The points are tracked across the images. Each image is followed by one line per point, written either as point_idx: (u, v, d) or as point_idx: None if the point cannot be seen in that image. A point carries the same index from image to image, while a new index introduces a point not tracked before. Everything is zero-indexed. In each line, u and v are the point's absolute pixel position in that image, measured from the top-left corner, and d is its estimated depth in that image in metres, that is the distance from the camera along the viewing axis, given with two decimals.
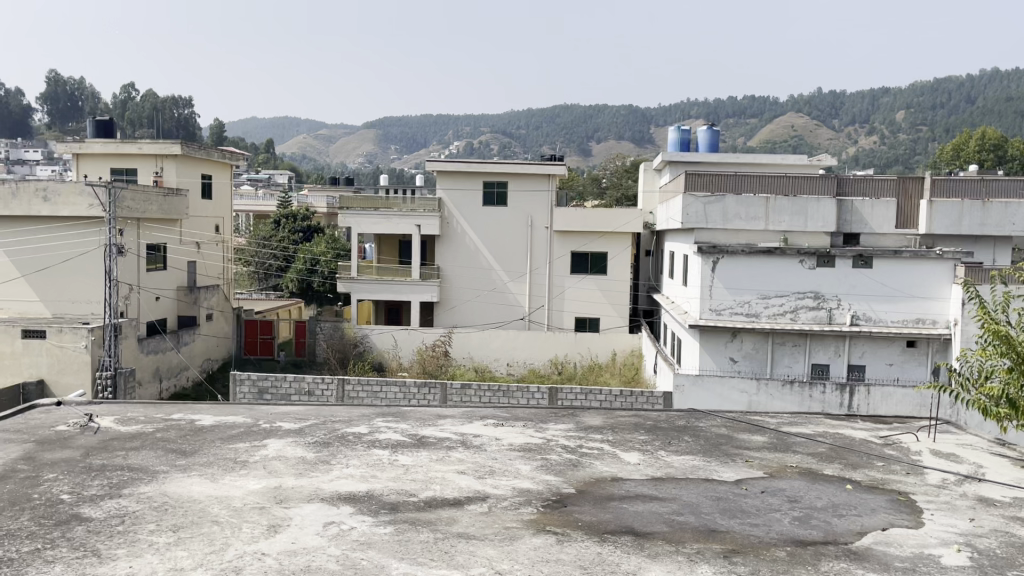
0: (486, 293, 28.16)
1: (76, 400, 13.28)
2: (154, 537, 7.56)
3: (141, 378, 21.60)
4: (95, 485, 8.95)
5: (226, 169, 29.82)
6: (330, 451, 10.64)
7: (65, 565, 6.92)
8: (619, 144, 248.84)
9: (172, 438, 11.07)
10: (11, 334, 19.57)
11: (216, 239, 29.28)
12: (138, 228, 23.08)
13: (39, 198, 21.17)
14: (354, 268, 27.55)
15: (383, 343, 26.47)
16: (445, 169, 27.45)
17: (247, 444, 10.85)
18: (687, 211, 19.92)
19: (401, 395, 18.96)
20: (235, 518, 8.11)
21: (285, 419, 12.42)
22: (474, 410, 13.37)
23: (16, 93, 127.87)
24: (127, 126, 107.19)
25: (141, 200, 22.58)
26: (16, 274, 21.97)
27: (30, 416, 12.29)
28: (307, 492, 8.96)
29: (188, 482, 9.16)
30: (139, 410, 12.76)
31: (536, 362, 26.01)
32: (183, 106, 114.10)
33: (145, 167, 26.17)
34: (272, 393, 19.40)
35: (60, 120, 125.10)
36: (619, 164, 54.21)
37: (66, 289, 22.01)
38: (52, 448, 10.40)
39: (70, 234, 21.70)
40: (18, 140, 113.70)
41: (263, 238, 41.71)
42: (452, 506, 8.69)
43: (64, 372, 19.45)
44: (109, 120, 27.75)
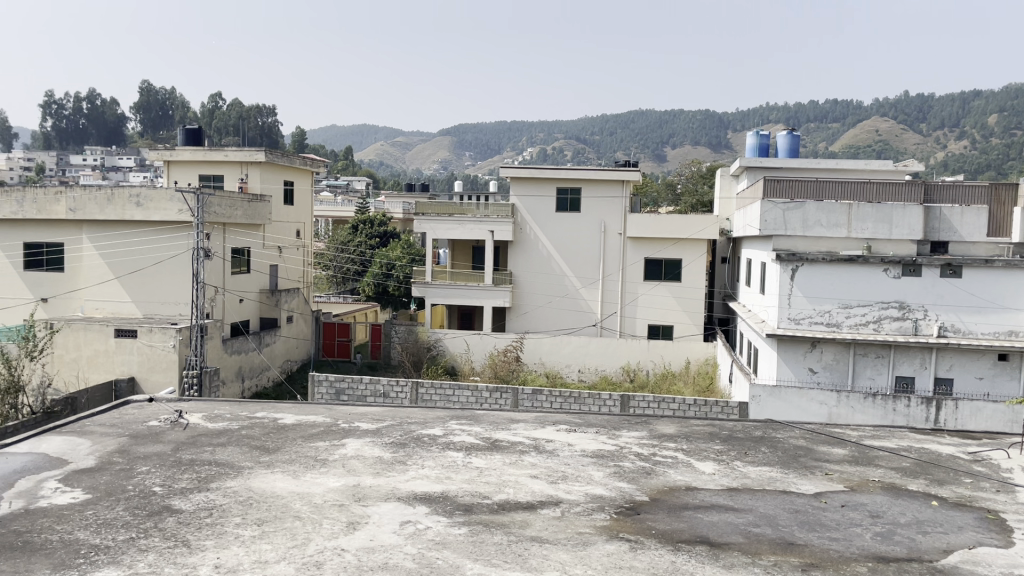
0: (559, 299, 28.18)
1: (167, 396, 13.90)
2: (240, 530, 7.87)
3: (225, 377, 22.44)
4: (184, 479, 9.35)
5: (308, 176, 30.73)
6: (406, 452, 10.85)
7: (157, 554, 7.25)
8: (694, 150, 245.39)
9: (256, 435, 11.48)
10: (105, 332, 20.54)
11: (298, 244, 30.16)
12: (224, 233, 23.99)
13: (132, 203, 22.34)
14: (428, 273, 27.85)
15: (456, 346, 26.81)
16: (518, 175, 27.60)
17: (327, 443, 11.16)
18: (765, 218, 19.53)
19: (474, 399, 19.08)
20: (316, 515, 8.36)
21: (363, 419, 12.73)
22: (547, 416, 13.42)
23: (110, 103, 134.09)
24: (213, 134, 110.93)
25: (227, 206, 23.48)
26: (110, 276, 23.02)
27: (124, 411, 12.91)
28: (384, 491, 9.18)
29: (271, 478, 9.49)
30: (226, 408, 13.26)
31: (608, 369, 25.88)
32: (267, 115, 117.63)
33: (231, 174, 27.16)
34: (349, 394, 19.83)
35: (152, 128, 130.60)
36: (693, 170, 53.39)
37: (156, 291, 22.96)
38: (145, 443, 10.90)
39: (161, 238, 22.74)
40: (113, 150, 119.33)
41: (340, 244, 42.76)
42: (525, 509, 8.77)
43: (153, 370, 20.35)
44: (198, 129, 28.86)
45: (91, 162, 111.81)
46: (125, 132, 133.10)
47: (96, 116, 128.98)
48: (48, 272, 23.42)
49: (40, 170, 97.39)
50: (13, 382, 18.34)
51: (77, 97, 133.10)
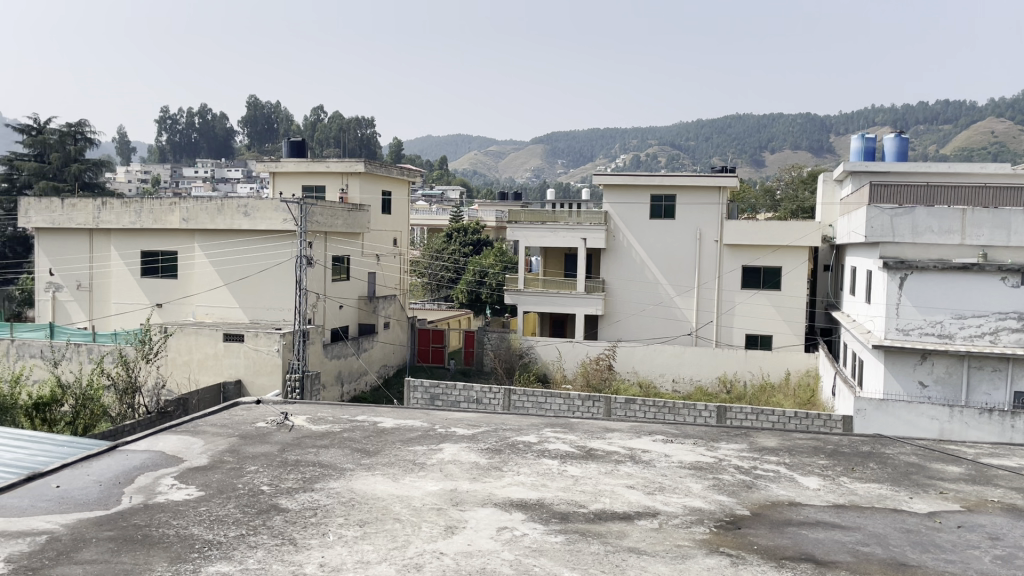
0: (653, 307, 27.84)
1: (273, 399, 14.45)
2: (343, 530, 8.09)
3: (325, 381, 23.13)
4: (290, 479, 9.69)
5: (404, 185, 31.44)
6: (501, 458, 10.93)
7: (266, 551, 7.52)
8: (793, 154, 238.20)
9: (357, 438, 11.79)
10: (214, 337, 21.50)
11: (395, 252, 30.85)
12: (325, 242, 24.79)
13: (240, 213, 23.35)
14: (521, 281, 27.93)
15: (548, 353, 26.81)
16: (612, 183, 27.44)
17: (424, 447, 11.35)
18: (872, 224, 18.88)
19: (566, 407, 19.01)
20: (415, 517, 8.52)
21: (459, 424, 12.90)
22: (643, 426, 13.26)
23: (220, 117, 140.69)
24: (315, 146, 114.85)
25: (328, 215, 24.28)
26: (219, 283, 24.06)
27: (234, 412, 13.49)
28: (480, 496, 9.26)
29: (372, 480, 9.73)
30: (328, 411, 13.68)
31: (704, 379, 25.38)
32: (366, 126, 120.91)
33: (332, 184, 28.04)
34: (443, 399, 20.12)
35: (258, 141, 136.18)
36: (793, 176, 51.91)
37: (262, 297, 23.88)
38: (253, 443, 11.36)
39: (267, 246, 23.67)
40: (222, 163, 125.09)
41: (435, 252, 43.60)
42: (622, 520, 8.68)
43: (259, 373, 21.22)
44: (302, 141, 29.96)
45: (202, 174, 117.71)
46: (233, 145, 139.26)
47: (207, 130, 135.46)
48: (162, 278, 24.75)
49: (155, 181, 103.07)
50: (131, 383, 19.46)
51: (190, 112, 140.30)
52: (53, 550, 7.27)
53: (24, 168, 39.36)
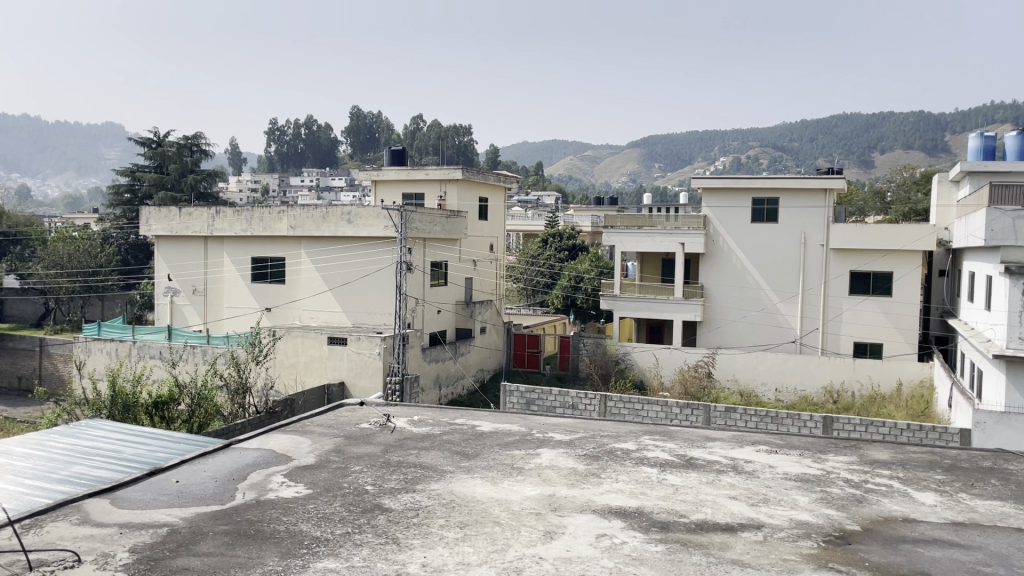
0: (754, 314, 27.11)
1: (376, 400, 14.85)
2: (444, 531, 8.22)
3: (424, 384, 23.58)
4: (393, 479, 9.93)
5: (501, 192, 31.73)
6: (600, 465, 10.87)
7: (371, 549, 7.72)
8: (905, 154, 227.53)
9: (457, 441, 11.97)
10: (320, 340, 22.24)
11: (491, 257, 31.17)
12: (424, 248, 25.30)
13: (344, 221, 24.12)
14: (617, 286, 27.63)
15: (645, 360, 26.60)
16: (711, 186, 26.92)
17: (523, 451, 11.43)
18: (991, 227, 17.86)
19: (664, 414, 18.74)
20: (515, 521, 8.57)
21: (557, 430, 12.91)
22: (745, 435, 12.93)
23: (325, 128, 145.71)
24: (415, 154, 117.49)
25: (427, 222, 24.79)
26: (324, 287, 24.90)
27: (339, 413, 13.94)
28: (579, 502, 9.24)
29: (472, 483, 9.86)
30: (428, 413, 13.95)
31: (809, 389, 24.57)
32: (463, 134, 122.63)
33: (431, 191, 28.58)
34: (539, 404, 20.15)
35: (361, 151, 140.27)
36: (904, 177, 49.64)
37: (363, 301, 24.55)
38: (358, 443, 11.70)
39: (368, 252, 24.32)
40: (327, 172, 129.49)
41: (531, 257, 43.82)
42: (725, 531, 8.49)
43: (361, 376, 21.81)
44: (402, 150, 30.69)
45: (307, 183, 122.20)
46: (337, 154, 143.98)
47: (313, 141, 140.62)
48: (272, 283, 25.81)
49: (265, 191, 107.88)
50: (242, 384, 20.35)
51: (296, 124, 145.84)
52: (174, 542, 7.67)
53: (145, 179, 41.83)
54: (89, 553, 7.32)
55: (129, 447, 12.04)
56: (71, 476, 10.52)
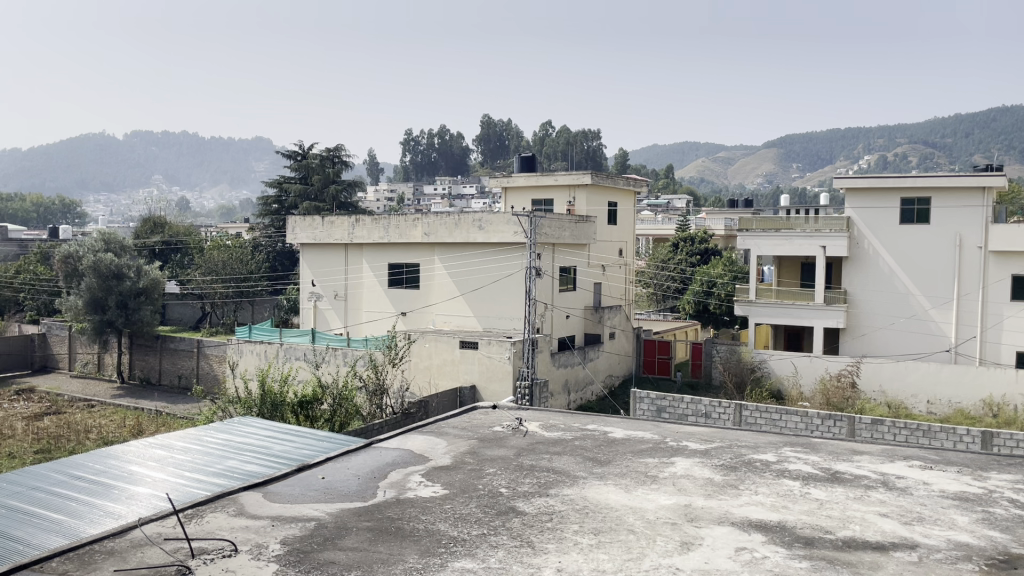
0: (903, 321, 25.57)
1: (508, 404, 15.03)
2: (578, 537, 8.19)
3: (553, 389, 23.67)
4: (527, 483, 9.99)
5: (631, 196, 31.42)
6: (737, 475, 10.53)
7: (506, 552, 7.79)
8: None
9: (589, 447, 11.92)
10: (452, 344, 22.72)
11: (621, 262, 30.93)
12: (554, 253, 25.42)
13: (475, 227, 24.59)
14: (752, 291, 26.66)
15: (782, 369, 25.49)
16: (855, 186, 25.62)
17: (656, 459, 11.24)
18: None
19: (803, 426, 17.93)
20: (650, 530, 8.43)
21: (691, 438, 12.63)
22: (896, 449, 12.18)
23: (457, 137, 149.30)
24: (544, 160, 118.53)
25: (556, 228, 24.93)
26: (456, 293, 25.46)
27: (473, 416, 14.21)
28: (717, 514, 8.98)
29: (605, 490, 9.78)
30: (560, 418, 13.97)
31: (964, 401, 22.86)
32: (592, 139, 122.45)
33: (560, 197, 28.66)
34: (670, 412, 19.71)
35: (492, 158, 142.75)
36: None
37: (493, 307, 24.89)
38: (492, 446, 11.87)
39: (499, 258, 24.66)
40: (459, 180, 132.65)
41: (662, 262, 43.18)
42: (875, 550, 8.02)
43: (491, 380, 22.12)
44: (532, 156, 30.97)
45: (440, 191, 125.58)
46: (468, 162, 147.18)
47: (446, 150, 144.46)
48: (407, 289, 26.66)
49: (401, 200, 111.69)
50: (379, 385, 21.14)
51: (430, 134, 150.21)
52: (320, 536, 8.02)
53: (292, 191, 44.26)
54: (245, 543, 7.76)
55: (278, 443, 12.75)
56: (227, 470, 11.23)
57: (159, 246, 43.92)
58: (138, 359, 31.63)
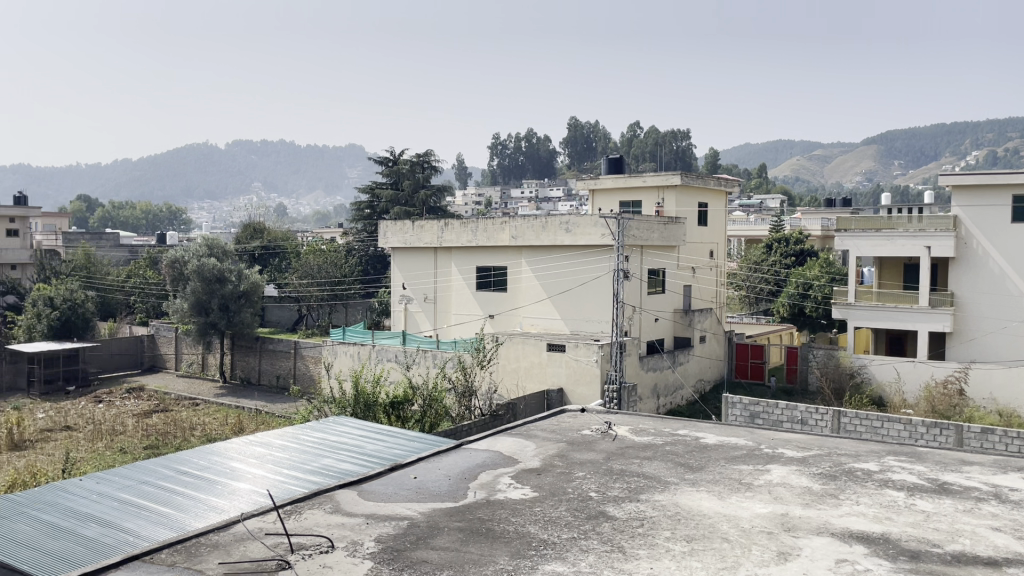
0: (1017, 325, 24.25)
1: (597, 408, 14.93)
2: (671, 544, 8.05)
3: (642, 393, 23.38)
4: (617, 488, 9.89)
5: (722, 197, 30.76)
6: (837, 485, 10.15)
7: (597, 556, 7.72)
8: None
9: (680, 452, 11.71)
10: (539, 346, 22.75)
11: (711, 264, 30.32)
12: (642, 255, 25.17)
13: (563, 230, 24.57)
14: (851, 294, 25.69)
15: (884, 374, 24.62)
16: (962, 183, 24.39)
17: (751, 466, 10.95)
18: None
19: (907, 434, 17.14)
20: (745, 539, 8.21)
21: (787, 446, 12.25)
22: (1010, 460, 11.50)
23: (545, 140, 149.68)
24: (632, 161, 117.54)
25: (644, 229, 24.66)
26: (543, 296, 25.48)
27: (562, 419, 14.18)
28: (815, 524, 8.67)
29: (697, 496, 9.58)
30: (650, 423, 13.78)
31: None
32: (681, 139, 120.41)
33: (649, 199, 28.32)
34: (765, 418, 19.14)
35: (579, 161, 142.43)
36: None
37: (581, 309, 24.78)
38: (581, 449, 11.81)
39: (586, 260, 24.56)
40: (546, 183, 132.91)
41: (754, 263, 42.16)
42: (988, 566, 7.58)
43: (579, 383, 22.03)
44: (619, 158, 30.72)
45: (528, 194, 126.16)
46: (555, 165, 147.32)
47: (533, 153, 145.13)
48: (494, 291, 26.84)
49: (489, 203, 112.64)
50: (468, 387, 21.36)
51: (518, 138, 151.14)
52: (413, 535, 8.15)
53: (383, 196, 45.25)
54: (341, 540, 7.96)
55: (370, 443, 13.03)
56: (321, 468, 11.55)
57: (258, 250, 45.62)
58: (239, 359, 32.94)
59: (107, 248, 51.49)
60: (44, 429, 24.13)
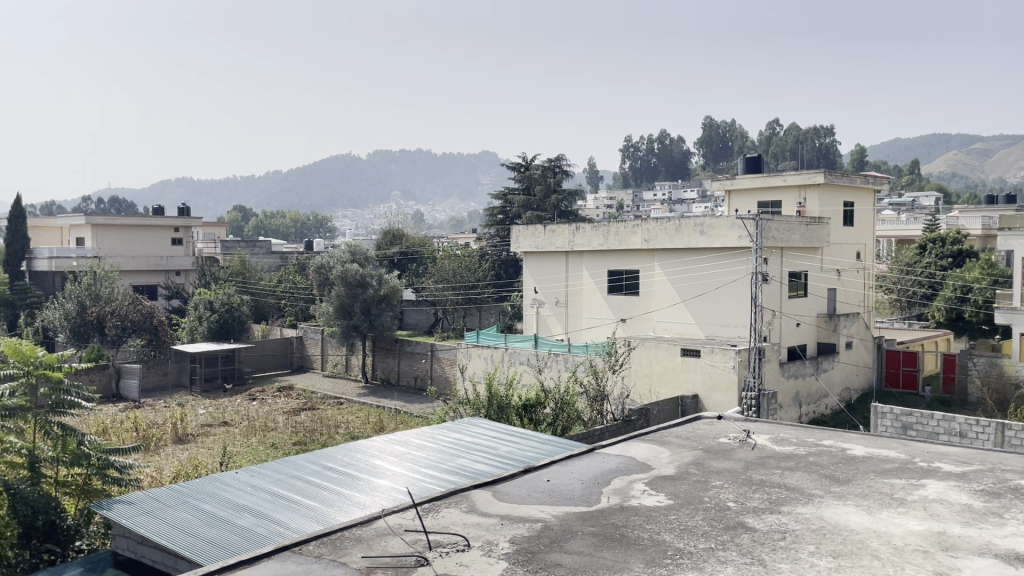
0: None
1: (735, 415, 14.48)
2: (815, 559, 7.69)
3: (783, 401, 22.49)
4: (756, 498, 9.55)
5: (870, 195, 29.13)
6: (1001, 503, 9.37)
7: (736, 568, 7.48)
8: None
9: (825, 464, 11.17)
10: (673, 351, 22.35)
11: (857, 266, 28.76)
12: (782, 258, 24.25)
13: (697, 232, 24.02)
14: (1017, 297, 23.73)
15: None
16: None
17: (903, 481, 10.29)
18: None
19: None
20: (897, 557, 7.72)
21: (945, 460, 11.43)
22: None
23: (679, 141, 147.08)
24: (771, 160, 113.52)
25: (784, 230, 23.73)
26: (677, 299, 25.00)
27: (697, 425, 13.86)
28: (976, 544, 8.05)
29: (844, 510, 9.11)
30: (792, 432, 13.23)
31: None
32: (825, 135, 115.08)
33: (789, 198, 27.22)
34: (918, 429, 17.92)
35: (714, 161, 138.82)
36: None
37: (716, 314, 24.11)
38: (718, 458, 11.49)
39: (722, 263, 23.89)
40: (680, 185, 130.51)
41: (906, 265, 39.67)
42: None
43: (715, 389, 21.42)
44: (757, 157, 29.70)
45: (662, 197, 124.42)
46: (690, 166, 144.44)
47: (666, 154, 143.05)
48: (627, 295, 26.58)
49: (622, 205, 111.85)
50: (600, 391, 21.24)
51: (650, 140, 149.34)
52: (547, 537, 8.19)
53: (516, 201, 45.84)
54: (477, 539, 8.11)
55: (504, 444, 13.21)
56: (457, 468, 11.82)
57: (397, 256, 47.29)
58: (380, 361, 34.26)
59: (260, 255, 54.89)
60: (205, 424, 25.95)
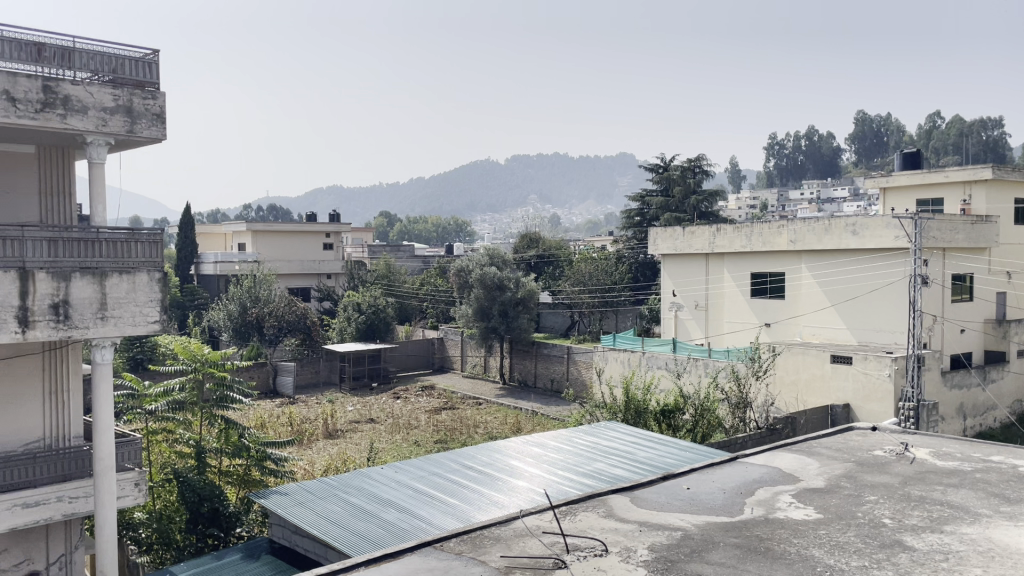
0: None
1: (890, 427, 13.62)
2: None
3: (944, 413, 20.95)
4: (915, 516, 8.93)
5: None
6: None
7: None
8: None
9: (994, 481, 10.31)
10: (822, 358, 21.31)
11: None
12: (944, 259, 22.61)
13: (849, 233, 22.83)
14: None
15: None
16: None
17: None
18: None
19: None
20: None
21: None
22: None
23: (827, 137, 140.31)
24: (931, 155, 106.26)
25: (947, 230, 22.13)
26: (827, 303, 23.84)
27: (849, 437, 13.14)
28: None
29: (1016, 532, 8.37)
30: (956, 446, 12.29)
31: None
32: (993, 127, 106.50)
33: (952, 196, 25.37)
34: None
35: (867, 158, 131.36)
36: None
37: (870, 318, 22.79)
38: (872, 471, 10.84)
39: (876, 265, 22.56)
40: (829, 184, 124.51)
41: None
42: None
43: (868, 398, 20.23)
44: (916, 152, 27.86)
45: (809, 197, 119.21)
46: (840, 163, 137.51)
47: (813, 151, 136.88)
48: (771, 298, 25.62)
49: (766, 205, 107.98)
50: (743, 398, 20.52)
51: (796, 137, 143.32)
52: (688, 547, 8.00)
53: (654, 203, 45.22)
54: (615, 545, 8.02)
55: (642, 450, 13.05)
56: (594, 472, 11.78)
57: (535, 259, 47.73)
58: (517, 362, 34.70)
59: (405, 259, 56.87)
60: (353, 421, 27.18)
